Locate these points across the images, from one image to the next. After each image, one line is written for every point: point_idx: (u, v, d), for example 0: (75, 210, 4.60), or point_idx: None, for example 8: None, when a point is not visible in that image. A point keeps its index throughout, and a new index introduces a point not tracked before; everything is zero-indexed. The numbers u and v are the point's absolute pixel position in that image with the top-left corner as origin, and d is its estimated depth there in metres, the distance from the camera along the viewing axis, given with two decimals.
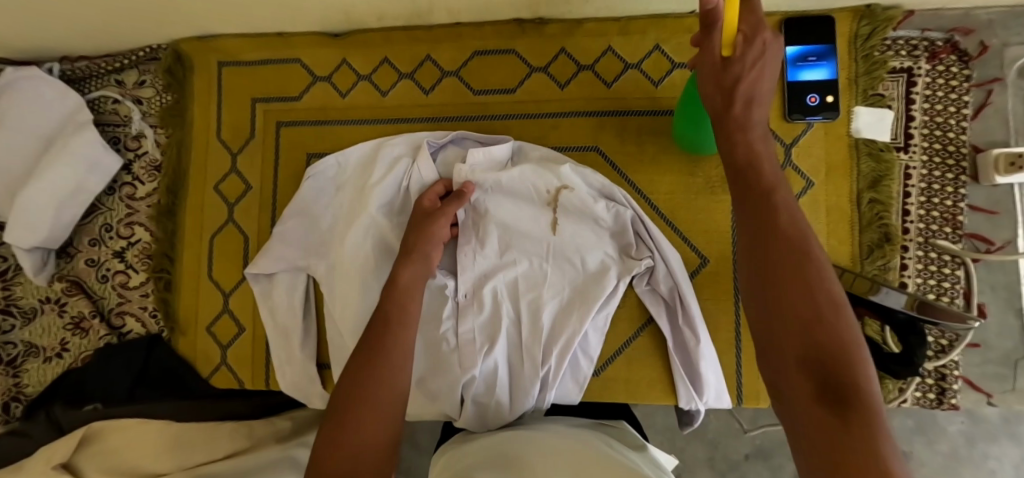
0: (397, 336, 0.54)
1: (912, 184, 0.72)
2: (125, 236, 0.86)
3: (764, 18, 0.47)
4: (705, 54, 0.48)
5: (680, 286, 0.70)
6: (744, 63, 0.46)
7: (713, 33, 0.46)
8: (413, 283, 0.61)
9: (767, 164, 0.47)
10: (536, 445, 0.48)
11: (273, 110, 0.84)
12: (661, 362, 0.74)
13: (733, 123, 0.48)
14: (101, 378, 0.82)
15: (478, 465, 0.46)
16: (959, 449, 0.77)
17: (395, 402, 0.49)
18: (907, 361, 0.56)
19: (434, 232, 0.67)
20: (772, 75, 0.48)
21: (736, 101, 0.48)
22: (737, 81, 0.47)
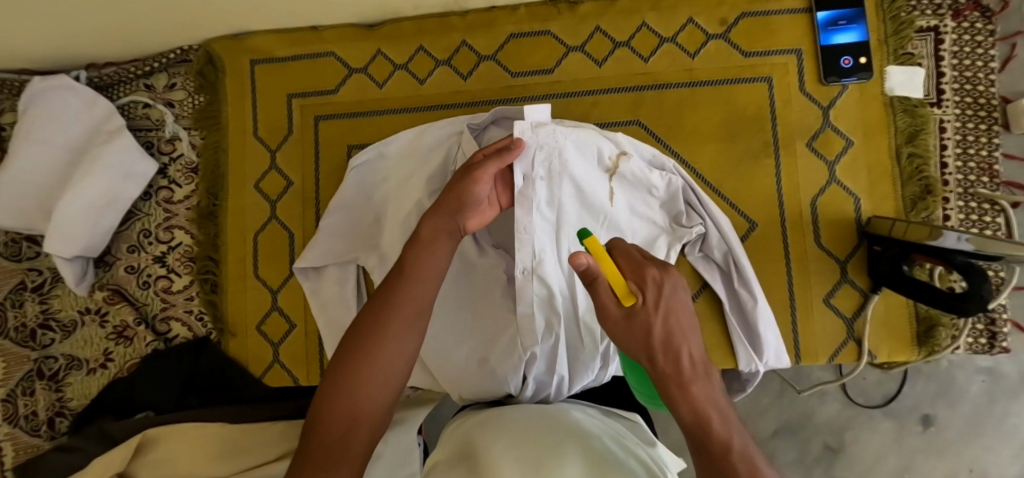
0: (409, 300, 0.55)
1: (948, 136, 0.74)
2: (164, 241, 0.85)
3: (646, 258, 0.42)
4: (607, 319, 0.41)
5: (734, 250, 0.71)
6: (646, 309, 0.39)
7: (601, 295, 0.41)
8: (432, 244, 0.58)
9: (720, 422, 0.37)
10: (545, 430, 0.52)
11: (310, 104, 0.83)
12: (718, 326, 0.75)
13: (664, 377, 0.38)
14: (147, 389, 0.79)
15: (487, 437, 0.50)
16: (980, 408, 0.86)
17: (391, 367, 0.53)
18: (976, 297, 0.58)
19: (475, 191, 0.60)
20: (691, 313, 0.40)
21: (654, 349, 0.38)
22: (647, 331, 0.39)
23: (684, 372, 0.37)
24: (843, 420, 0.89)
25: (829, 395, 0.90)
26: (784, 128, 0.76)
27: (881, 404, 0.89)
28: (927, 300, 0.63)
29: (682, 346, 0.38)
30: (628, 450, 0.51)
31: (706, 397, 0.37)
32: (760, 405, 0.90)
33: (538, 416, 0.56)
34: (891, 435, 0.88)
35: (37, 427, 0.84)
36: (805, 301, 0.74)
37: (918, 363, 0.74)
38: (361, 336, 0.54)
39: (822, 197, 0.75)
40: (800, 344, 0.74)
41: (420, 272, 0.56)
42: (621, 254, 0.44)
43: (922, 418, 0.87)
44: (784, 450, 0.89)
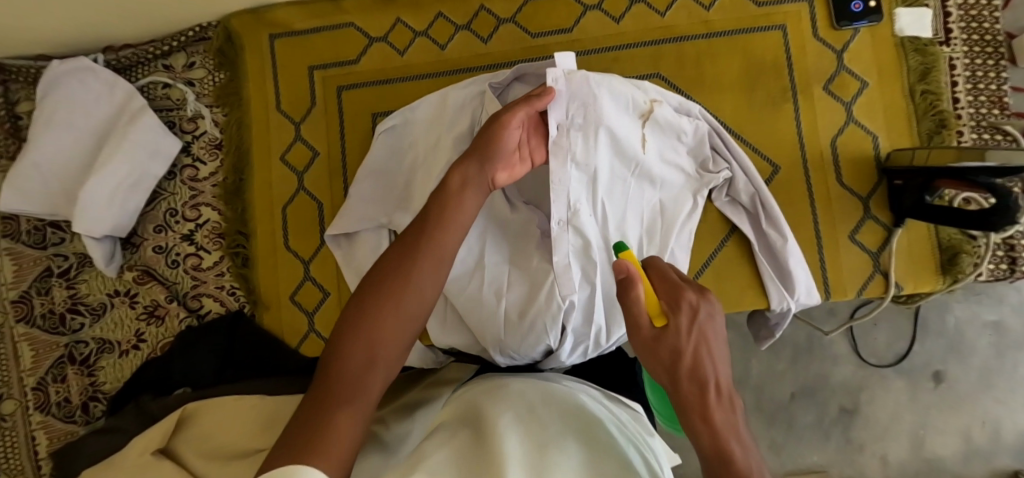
0: (432, 246, 0.54)
1: (958, 73, 0.77)
2: (192, 219, 0.86)
3: (683, 284, 0.43)
4: (636, 335, 0.42)
5: (760, 191, 0.73)
6: (677, 330, 0.40)
7: (634, 311, 0.42)
8: (461, 190, 0.57)
9: (739, 449, 0.35)
10: (550, 412, 0.48)
11: (332, 75, 0.84)
12: (749, 267, 0.77)
13: (687, 401, 0.37)
14: (187, 364, 0.79)
15: (493, 404, 0.48)
16: (989, 362, 0.97)
17: (410, 314, 0.52)
18: (1004, 211, 0.62)
19: (504, 138, 0.59)
20: (723, 346, 0.40)
21: (679, 372, 0.38)
22: (675, 351, 0.39)
23: (707, 397, 0.37)
24: (859, 379, 0.99)
25: (842, 358, 0.99)
26: (800, 72, 0.78)
27: (893, 363, 0.99)
28: (954, 221, 0.65)
29: (710, 372, 0.38)
30: (630, 442, 0.48)
31: (728, 424, 0.36)
32: (778, 369, 1.00)
33: (546, 391, 0.53)
34: (904, 395, 0.98)
35: (70, 413, 0.83)
36: (831, 239, 0.76)
37: (942, 293, 0.76)
38: (383, 280, 0.53)
39: (842, 137, 0.77)
40: (829, 280, 0.76)
41: (446, 221, 0.56)
42: (659, 276, 0.45)
43: (934, 374, 0.98)
44: (803, 412, 0.99)
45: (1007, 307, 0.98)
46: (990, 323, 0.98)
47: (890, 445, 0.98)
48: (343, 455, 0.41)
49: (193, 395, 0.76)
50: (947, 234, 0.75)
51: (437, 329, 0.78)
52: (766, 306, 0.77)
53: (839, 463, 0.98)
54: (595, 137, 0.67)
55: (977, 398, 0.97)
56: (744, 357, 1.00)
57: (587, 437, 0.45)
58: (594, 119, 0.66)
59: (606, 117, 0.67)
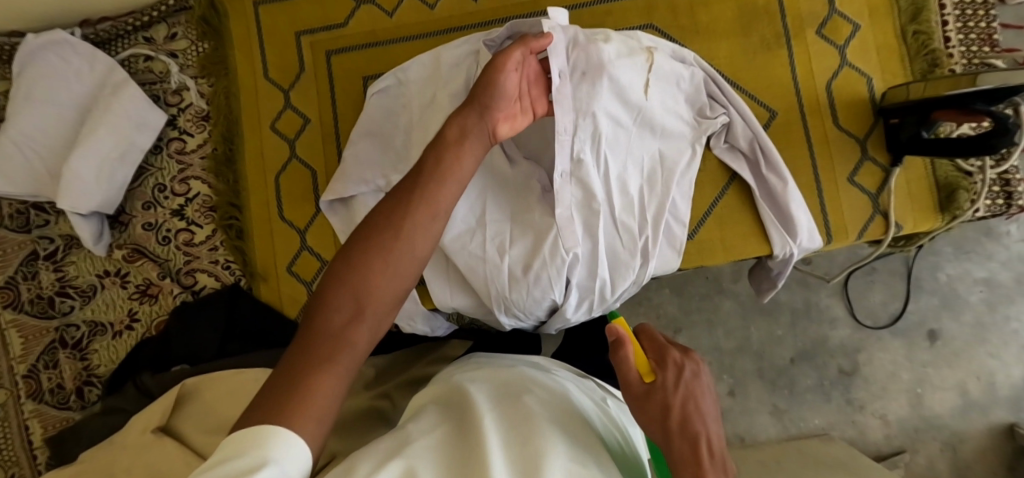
0: (432, 192, 0.48)
1: (948, 12, 0.77)
2: (181, 193, 0.84)
3: (672, 345, 0.43)
4: (627, 391, 0.42)
5: (759, 135, 0.73)
6: (666, 386, 0.40)
7: (624, 368, 0.42)
8: (461, 138, 0.52)
9: None
10: (535, 398, 0.46)
11: (320, 40, 0.83)
12: (751, 216, 0.76)
13: (682, 461, 0.36)
14: (186, 339, 0.78)
15: (481, 393, 0.47)
16: (983, 316, 0.98)
17: (403, 270, 0.44)
18: (1003, 130, 0.61)
19: (502, 84, 0.55)
20: (716, 409, 0.39)
21: (672, 428, 0.38)
22: (665, 407, 0.39)
23: (700, 453, 0.36)
24: (856, 342, 1.00)
25: (840, 321, 1.00)
26: (793, 17, 0.78)
27: (889, 324, 1.00)
28: (953, 152, 0.65)
29: (700, 429, 0.37)
30: (610, 435, 0.48)
31: None
32: (778, 334, 1.00)
33: (535, 379, 0.51)
34: (902, 354, 0.99)
35: (65, 400, 0.80)
36: (830, 183, 0.76)
37: (940, 231, 0.77)
38: (374, 229, 0.46)
39: (837, 80, 0.77)
40: (830, 223, 0.76)
41: (446, 167, 0.49)
42: (649, 339, 0.46)
43: (930, 333, 0.99)
44: (804, 375, 1.00)
45: (995, 263, 0.98)
46: (981, 280, 0.98)
47: (890, 404, 0.99)
48: (326, 412, 0.36)
49: (192, 371, 0.75)
50: (943, 172, 0.75)
51: (442, 292, 0.76)
52: (768, 253, 0.77)
53: (840, 425, 0.99)
54: (597, 84, 0.66)
55: (972, 353, 0.98)
56: (744, 320, 1.01)
57: (573, 426, 0.43)
58: (592, 71, 0.65)
59: (608, 62, 0.65)
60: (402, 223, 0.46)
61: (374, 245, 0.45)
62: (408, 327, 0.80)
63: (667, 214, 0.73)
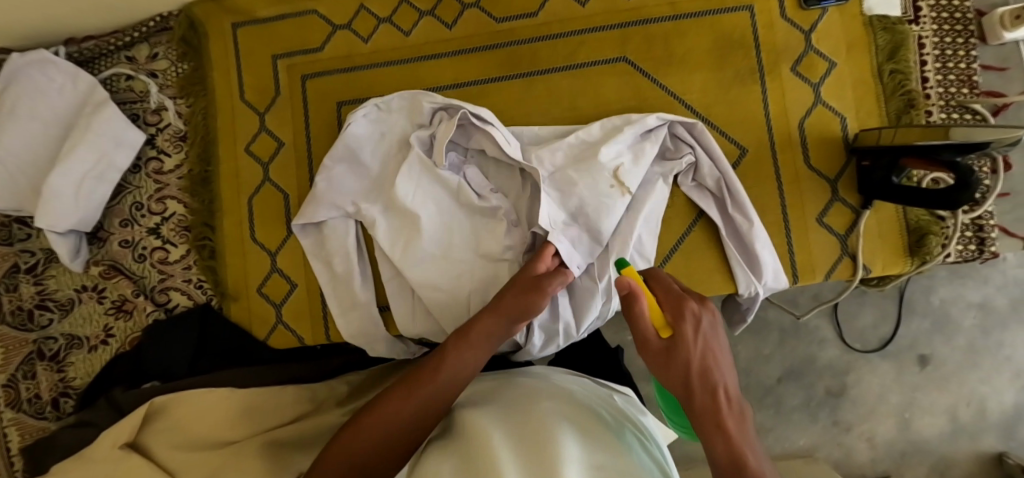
0: (466, 344, 0.57)
1: (927, 52, 0.76)
2: (157, 212, 0.86)
3: (685, 295, 0.49)
4: (645, 344, 0.48)
5: (726, 175, 0.72)
6: (684, 339, 0.46)
7: (643, 324, 0.48)
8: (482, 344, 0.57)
9: (751, 455, 0.40)
10: (558, 405, 0.50)
11: (296, 64, 0.83)
12: (716, 253, 0.76)
13: (703, 408, 0.43)
14: (157, 356, 0.79)
15: (501, 404, 0.50)
16: (976, 341, 0.95)
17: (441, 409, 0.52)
18: (965, 185, 0.60)
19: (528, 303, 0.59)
20: (726, 352, 0.46)
21: (692, 380, 0.44)
22: (685, 363, 0.45)
23: (717, 402, 0.43)
24: (845, 363, 0.97)
25: (828, 341, 0.97)
26: (769, 52, 0.77)
27: (878, 348, 0.97)
28: (920, 203, 0.64)
29: (717, 380, 0.44)
30: (620, 421, 0.52)
31: (737, 428, 0.41)
32: (765, 354, 0.97)
33: (550, 388, 0.54)
34: (890, 376, 0.96)
35: (41, 410, 0.82)
36: (800, 222, 0.75)
37: (910, 275, 0.76)
38: (415, 376, 0.54)
39: (810, 119, 0.76)
40: (796, 262, 0.75)
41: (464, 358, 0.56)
42: (664, 290, 0.52)
43: (919, 358, 0.96)
44: (790, 396, 0.97)
45: (991, 287, 0.95)
46: (975, 304, 0.95)
47: (877, 426, 0.97)
48: None
49: (162, 388, 0.76)
50: (915, 216, 0.74)
51: (405, 319, 0.76)
52: (734, 291, 0.76)
53: (826, 446, 0.97)
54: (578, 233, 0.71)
55: (963, 377, 0.95)
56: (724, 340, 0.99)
57: (592, 437, 0.45)
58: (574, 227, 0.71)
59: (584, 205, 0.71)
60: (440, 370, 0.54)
61: (415, 388, 0.53)
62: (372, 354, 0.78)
63: (632, 251, 0.73)
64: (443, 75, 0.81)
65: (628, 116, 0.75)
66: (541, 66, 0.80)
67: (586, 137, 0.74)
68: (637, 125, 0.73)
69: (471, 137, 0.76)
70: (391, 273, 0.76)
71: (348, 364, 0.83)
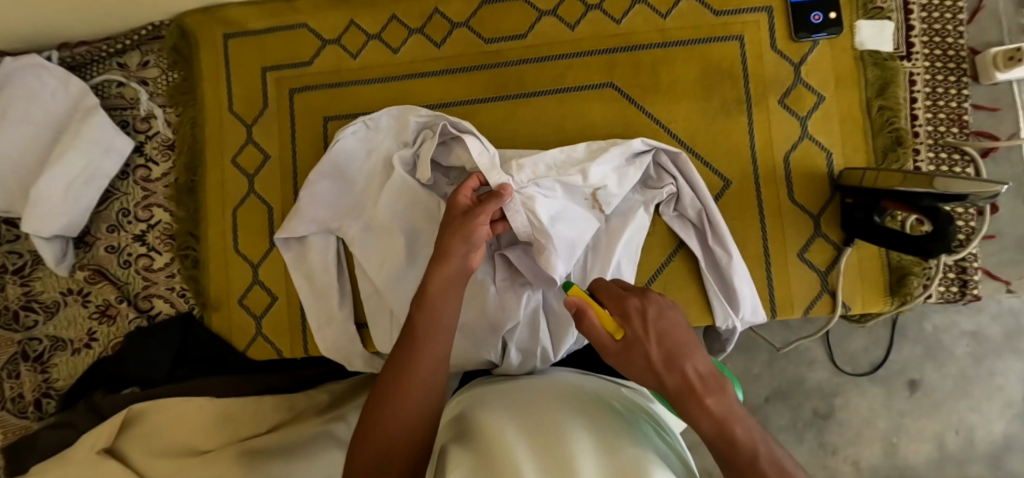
0: (428, 351, 0.52)
1: (918, 89, 0.76)
2: (144, 219, 0.87)
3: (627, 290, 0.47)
4: (604, 351, 0.46)
5: (707, 207, 0.72)
6: (638, 335, 0.44)
7: (595, 332, 0.46)
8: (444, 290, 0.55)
9: (739, 424, 0.39)
10: (569, 406, 0.51)
11: (285, 77, 0.84)
12: (696, 284, 0.76)
13: (678, 394, 0.40)
14: (137, 362, 0.80)
15: (505, 409, 0.51)
16: (968, 368, 0.91)
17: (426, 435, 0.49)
18: (942, 235, 0.60)
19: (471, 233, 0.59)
20: (684, 332, 0.44)
21: (658, 370, 0.42)
22: (646, 358, 0.43)
23: (691, 384, 0.40)
24: (833, 386, 0.94)
25: (818, 363, 0.94)
26: (757, 83, 0.77)
27: (868, 372, 0.93)
28: (899, 247, 0.65)
29: (683, 361, 0.42)
30: (630, 411, 0.53)
31: (719, 404, 0.39)
32: (755, 372, 0.95)
33: (554, 393, 0.55)
34: (879, 400, 0.93)
35: (24, 409, 0.83)
36: (781, 257, 0.75)
37: (891, 314, 0.76)
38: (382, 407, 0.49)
39: (795, 153, 0.76)
40: (775, 297, 0.75)
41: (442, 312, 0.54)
42: (608, 293, 0.50)
43: (910, 383, 0.92)
44: (777, 414, 0.94)
45: (985, 316, 0.91)
46: (968, 333, 0.91)
47: (863, 450, 0.93)
48: None
49: (141, 394, 0.77)
50: (898, 255, 0.74)
51: (383, 339, 0.76)
52: (712, 323, 0.76)
53: (811, 465, 0.92)
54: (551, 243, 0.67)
55: (953, 405, 0.91)
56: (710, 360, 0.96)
57: (604, 430, 0.46)
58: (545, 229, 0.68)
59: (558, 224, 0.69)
60: (415, 372, 0.50)
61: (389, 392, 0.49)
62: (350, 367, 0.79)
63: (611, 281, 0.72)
64: (430, 94, 0.81)
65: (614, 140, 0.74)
66: (526, 88, 0.80)
67: (572, 153, 0.72)
68: (623, 148, 0.71)
69: (453, 152, 0.74)
70: (369, 289, 0.77)
71: (326, 374, 0.85)
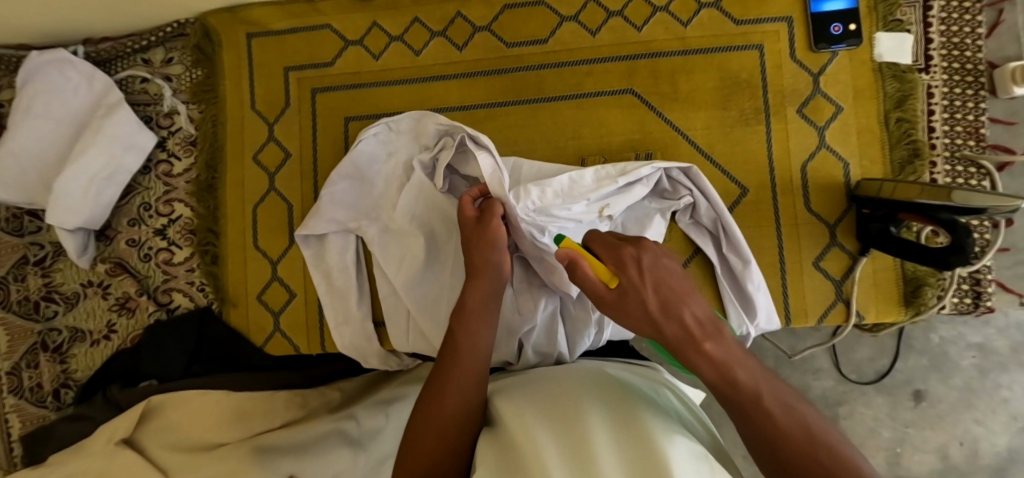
0: (468, 359, 0.58)
1: (936, 102, 0.76)
2: (164, 214, 0.88)
3: (621, 243, 0.55)
4: (600, 298, 0.54)
5: (723, 217, 0.72)
6: (634, 286, 0.52)
7: (593, 283, 0.54)
8: (483, 306, 0.62)
9: (741, 370, 0.47)
10: (594, 385, 0.57)
11: (306, 77, 0.85)
12: (711, 289, 0.76)
13: (679, 340, 0.50)
14: (156, 356, 0.82)
15: (542, 390, 0.58)
16: (972, 381, 0.91)
17: (466, 428, 0.54)
18: (958, 248, 0.61)
19: (495, 241, 0.63)
20: (670, 277, 0.53)
21: (658, 319, 0.51)
22: (643, 306, 0.51)
23: (688, 330, 0.49)
24: (837, 395, 0.94)
25: (823, 372, 0.95)
26: (775, 93, 0.77)
27: (874, 380, 0.94)
28: (914, 257, 0.65)
29: (678, 309, 0.51)
30: (652, 390, 0.61)
31: (714, 346, 0.48)
32: None
33: (582, 370, 0.62)
34: (883, 410, 0.93)
35: (43, 399, 0.84)
36: (796, 265, 0.76)
37: (904, 324, 0.76)
38: (425, 401, 0.56)
39: (813, 163, 0.76)
40: (790, 305, 0.75)
41: (477, 312, 0.61)
42: (600, 243, 0.57)
43: (914, 394, 0.93)
44: None
45: (991, 329, 0.91)
46: (975, 345, 0.91)
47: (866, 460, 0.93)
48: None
49: (158, 388, 0.78)
50: (913, 266, 0.74)
51: (399, 337, 0.77)
52: None
53: None
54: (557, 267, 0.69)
55: (957, 417, 0.91)
56: None
57: (624, 405, 0.52)
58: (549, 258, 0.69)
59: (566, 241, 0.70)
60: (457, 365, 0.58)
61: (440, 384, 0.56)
62: (366, 364, 0.81)
63: None
64: (451, 97, 0.82)
65: (621, 165, 0.71)
66: (547, 92, 0.81)
67: (579, 180, 0.69)
68: (630, 175, 0.70)
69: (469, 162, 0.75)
70: (386, 288, 0.77)
71: (340, 372, 0.85)
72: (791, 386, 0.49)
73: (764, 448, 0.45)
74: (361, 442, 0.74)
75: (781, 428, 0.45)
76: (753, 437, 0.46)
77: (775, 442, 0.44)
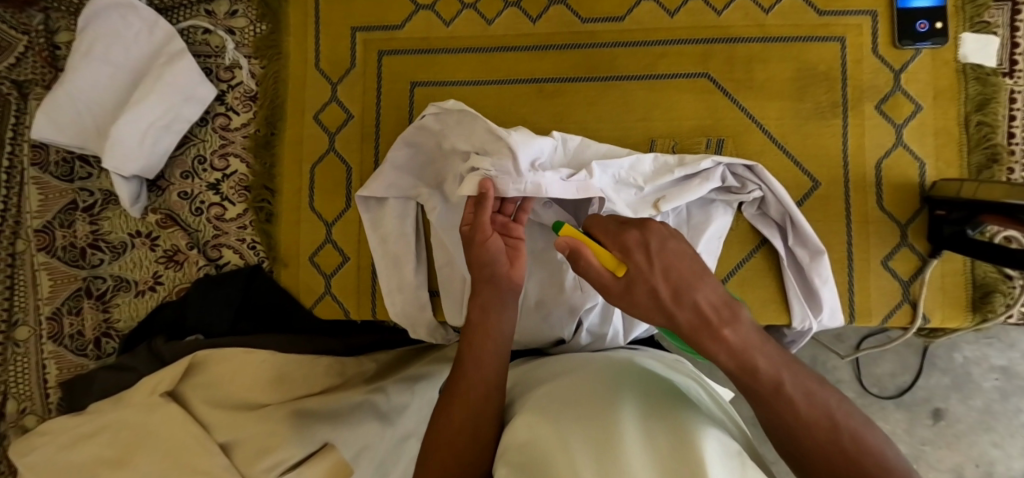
0: (479, 368, 0.55)
1: (1018, 107, 0.74)
2: (219, 168, 0.86)
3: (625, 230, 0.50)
4: (603, 288, 0.49)
5: (792, 212, 0.70)
6: (640, 276, 0.47)
7: (597, 272, 0.49)
8: (487, 318, 0.58)
9: (761, 355, 0.45)
10: (618, 379, 0.54)
11: (374, 39, 0.83)
12: (775, 283, 0.76)
13: (693, 328, 0.45)
14: (201, 312, 0.81)
15: (561, 385, 0.55)
16: (993, 404, 0.90)
17: (482, 442, 0.52)
18: None
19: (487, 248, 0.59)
20: (682, 263, 0.47)
21: (669, 306, 0.46)
22: (654, 296, 0.46)
23: (705, 320, 0.45)
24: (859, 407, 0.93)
25: (845, 383, 0.93)
26: (854, 87, 0.76)
27: (894, 395, 0.93)
28: (997, 259, 0.63)
29: (693, 296, 0.46)
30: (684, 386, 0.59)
31: (734, 333, 0.44)
32: None
33: (602, 363, 0.60)
34: (901, 426, 0.92)
35: (83, 347, 0.84)
36: (862, 263, 0.74)
37: (970, 330, 0.75)
38: (436, 420, 0.54)
39: (888, 159, 0.75)
40: (855, 304, 0.74)
41: (490, 317, 0.58)
42: (602, 232, 0.52)
43: (934, 411, 0.92)
44: None
45: (1017, 353, 0.89)
46: (998, 367, 0.90)
47: None
48: None
49: (205, 343, 0.77)
50: (983, 272, 0.73)
51: (455, 310, 0.76)
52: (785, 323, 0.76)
53: None
54: None
55: (975, 438, 0.90)
56: None
57: (654, 405, 0.49)
58: None
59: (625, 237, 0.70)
60: (472, 368, 0.55)
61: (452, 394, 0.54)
62: (414, 334, 0.80)
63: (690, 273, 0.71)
64: (521, 68, 0.81)
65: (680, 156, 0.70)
66: (620, 72, 0.79)
67: (639, 163, 0.69)
68: (688, 167, 0.68)
69: (474, 133, 0.67)
70: (444, 257, 0.76)
71: (378, 343, 0.84)
72: (812, 369, 0.47)
73: (783, 435, 0.44)
74: (389, 416, 0.73)
75: (804, 415, 0.43)
76: (771, 422, 0.45)
77: (796, 430, 0.43)
